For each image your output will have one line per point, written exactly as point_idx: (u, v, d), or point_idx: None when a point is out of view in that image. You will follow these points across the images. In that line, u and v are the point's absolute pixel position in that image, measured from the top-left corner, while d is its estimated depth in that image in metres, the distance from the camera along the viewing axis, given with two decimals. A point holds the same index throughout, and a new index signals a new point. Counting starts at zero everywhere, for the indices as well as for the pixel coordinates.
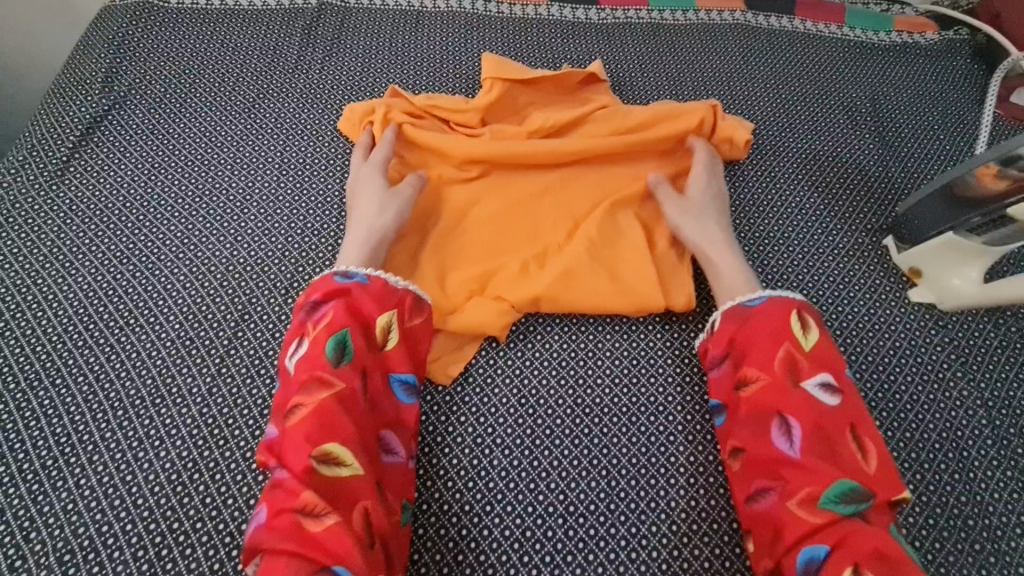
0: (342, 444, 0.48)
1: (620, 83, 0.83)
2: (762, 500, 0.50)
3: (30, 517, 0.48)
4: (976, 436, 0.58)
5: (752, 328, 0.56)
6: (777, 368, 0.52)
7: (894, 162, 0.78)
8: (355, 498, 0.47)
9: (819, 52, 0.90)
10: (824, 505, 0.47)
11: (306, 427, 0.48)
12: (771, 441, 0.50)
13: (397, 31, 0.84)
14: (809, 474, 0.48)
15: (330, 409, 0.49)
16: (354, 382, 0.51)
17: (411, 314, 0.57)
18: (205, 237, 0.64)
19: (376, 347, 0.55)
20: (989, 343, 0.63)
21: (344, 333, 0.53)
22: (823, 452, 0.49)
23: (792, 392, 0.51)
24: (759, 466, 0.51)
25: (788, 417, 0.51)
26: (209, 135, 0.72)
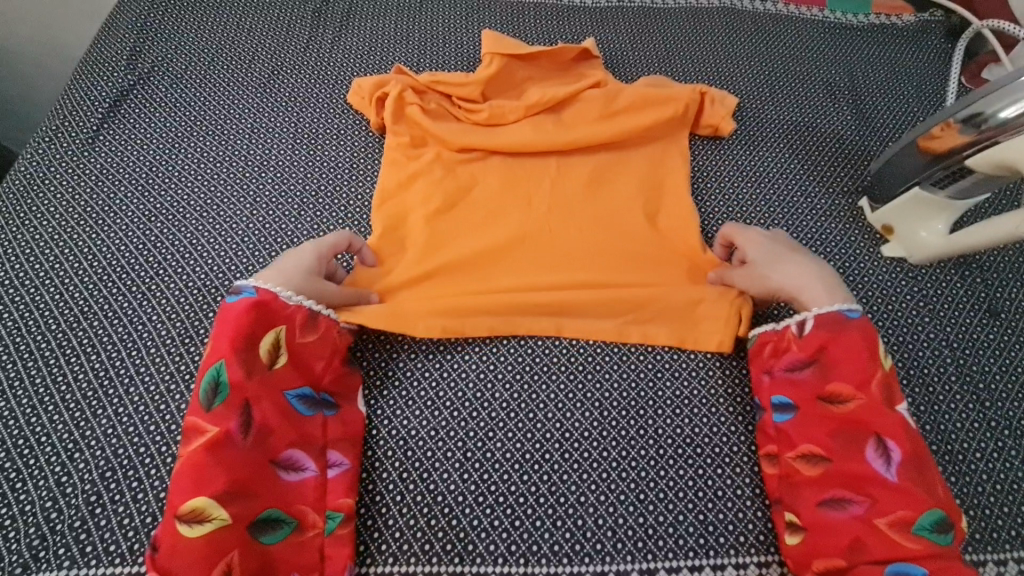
0: (208, 498, 0.47)
1: (612, 61, 0.88)
2: (843, 511, 0.50)
3: (73, 439, 0.53)
4: (942, 373, 0.63)
5: (847, 344, 0.55)
6: (875, 392, 0.53)
7: (870, 131, 0.83)
8: (224, 550, 0.47)
9: (801, 33, 0.95)
10: (918, 530, 0.48)
11: (183, 474, 0.48)
12: (865, 459, 0.51)
13: (402, 14, 0.89)
14: (903, 498, 0.49)
15: (201, 455, 0.49)
16: (227, 421, 0.50)
17: (301, 330, 0.56)
18: (227, 198, 0.69)
19: (259, 371, 0.53)
20: (956, 291, 0.68)
21: (216, 368, 0.52)
22: (918, 476, 0.50)
23: (888, 415, 0.52)
24: (843, 478, 0.51)
25: (884, 439, 0.51)
26: (229, 108, 0.77)
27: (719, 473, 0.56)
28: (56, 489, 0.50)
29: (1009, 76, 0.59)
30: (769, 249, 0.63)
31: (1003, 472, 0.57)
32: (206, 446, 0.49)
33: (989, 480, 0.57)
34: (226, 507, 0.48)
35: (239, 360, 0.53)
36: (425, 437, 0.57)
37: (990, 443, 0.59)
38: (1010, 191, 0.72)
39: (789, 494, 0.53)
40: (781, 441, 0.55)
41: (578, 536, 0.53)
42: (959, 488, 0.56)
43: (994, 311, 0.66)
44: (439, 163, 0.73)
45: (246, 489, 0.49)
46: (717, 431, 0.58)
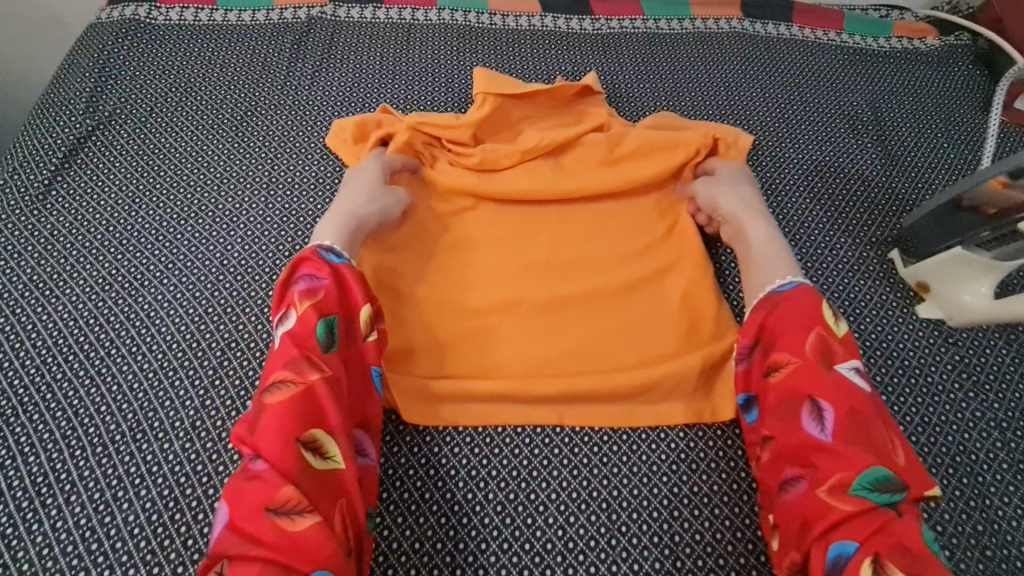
0: (332, 434, 0.46)
1: (616, 95, 0.82)
2: (794, 491, 0.47)
3: (4, 563, 0.46)
4: (991, 460, 0.56)
5: (784, 312, 0.53)
6: (809, 353, 0.50)
7: (898, 171, 0.76)
8: (336, 493, 0.45)
9: (818, 59, 0.88)
10: (856, 492, 0.44)
11: (296, 407, 0.45)
12: (800, 425, 0.48)
13: (389, 45, 0.83)
14: (840, 460, 0.45)
15: (320, 394, 0.47)
16: (341, 370, 0.50)
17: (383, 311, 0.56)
18: (190, 262, 0.62)
19: (355, 337, 0.53)
20: (1002, 360, 0.61)
21: (333, 316, 0.51)
22: (856, 437, 0.46)
23: (825, 375, 0.48)
24: (788, 455, 0.48)
25: (820, 401, 0.48)
26: (196, 156, 0.71)
27: None
28: None
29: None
30: (726, 175, 0.68)
31: None
32: (328, 384, 0.48)
33: None
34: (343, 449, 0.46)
35: (347, 319, 0.53)
36: (408, 550, 0.50)
37: None
38: None
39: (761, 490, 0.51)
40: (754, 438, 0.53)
41: None
42: None
43: None
44: (423, 217, 0.67)
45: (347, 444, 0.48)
46: (739, 535, 0.52)
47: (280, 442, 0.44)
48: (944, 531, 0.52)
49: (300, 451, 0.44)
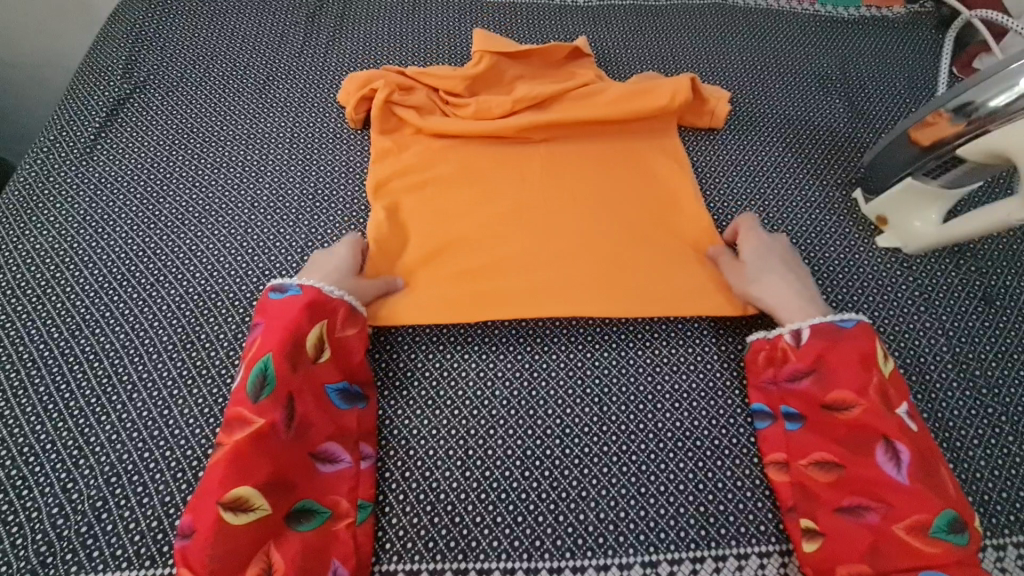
0: (252, 487, 0.48)
1: (606, 59, 0.89)
2: (860, 517, 0.50)
3: (78, 446, 0.53)
4: (938, 361, 0.63)
5: (844, 349, 0.56)
6: (874, 396, 0.53)
7: (862, 123, 0.83)
8: (261, 541, 0.48)
9: (792, 27, 0.96)
10: (935, 534, 0.48)
11: (221, 469, 0.49)
12: (873, 461, 0.51)
13: (395, 17, 0.90)
14: (916, 502, 0.49)
15: (248, 447, 0.50)
16: (273, 413, 0.51)
17: (345, 323, 0.58)
18: (225, 204, 0.69)
19: (304, 363, 0.54)
20: (950, 280, 0.68)
21: (264, 359, 0.53)
22: (927, 480, 0.50)
23: (890, 417, 0.52)
24: (858, 486, 0.51)
25: (895, 443, 0.51)
26: (224, 114, 0.78)
27: (719, 465, 0.57)
28: (62, 496, 0.51)
29: (996, 65, 0.60)
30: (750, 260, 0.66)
31: (999, 457, 0.58)
32: (253, 437, 0.50)
33: (987, 466, 0.57)
34: (268, 498, 0.49)
35: (284, 354, 0.53)
36: (425, 435, 0.58)
37: (987, 430, 0.59)
38: (1002, 179, 0.72)
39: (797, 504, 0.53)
40: (788, 447, 0.55)
41: (580, 530, 0.53)
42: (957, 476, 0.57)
43: (989, 299, 0.67)
44: (427, 154, 0.74)
45: (287, 480, 0.50)
46: (714, 423, 0.59)
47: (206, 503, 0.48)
48: None
49: (223, 510, 0.47)
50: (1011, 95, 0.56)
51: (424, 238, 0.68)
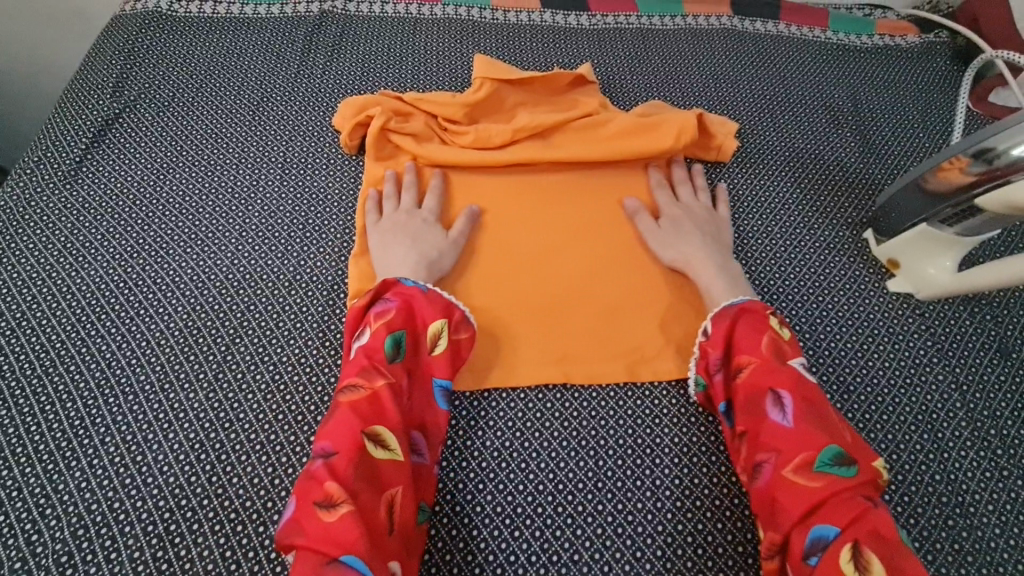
0: (388, 427, 0.51)
1: (611, 85, 0.87)
2: (760, 477, 0.51)
3: (45, 494, 0.50)
4: (951, 418, 0.60)
5: (738, 322, 0.58)
6: (767, 354, 0.56)
7: (874, 158, 0.81)
8: (388, 482, 0.49)
9: (803, 55, 0.93)
10: (820, 469, 0.49)
11: (359, 410, 0.51)
12: (766, 416, 0.53)
13: (396, 38, 0.88)
14: (803, 443, 0.50)
15: (381, 397, 0.52)
16: (399, 376, 0.55)
17: (457, 328, 0.59)
18: (211, 232, 0.67)
19: (422, 351, 0.58)
20: (964, 329, 0.65)
21: (399, 332, 0.56)
22: (812, 422, 0.51)
23: (781, 370, 0.54)
24: (756, 444, 0.52)
25: (781, 393, 0.53)
26: (216, 136, 0.75)
27: (718, 527, 0.54)
28: (24, 550, 0.48)
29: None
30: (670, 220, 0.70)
31: (1017, 526, 0.54)
32: (386, 391, 0.53)
33: (1003, 534, 0.54)
34: (399, 444, 0.51)
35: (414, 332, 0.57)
36: None
37: (1004, 494, 0.56)
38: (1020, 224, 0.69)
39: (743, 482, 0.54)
40: (731, 434, 0.56)
41: None
42: (972, 545, 0.53)
43: (1005, 351, 0.64)
44: (423, 185, 0.72)
45: (407, 436, 0.52)
46: (714, 481, 0.57)
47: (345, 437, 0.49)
48: (901, 480, 0.56)
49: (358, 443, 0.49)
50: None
51: None
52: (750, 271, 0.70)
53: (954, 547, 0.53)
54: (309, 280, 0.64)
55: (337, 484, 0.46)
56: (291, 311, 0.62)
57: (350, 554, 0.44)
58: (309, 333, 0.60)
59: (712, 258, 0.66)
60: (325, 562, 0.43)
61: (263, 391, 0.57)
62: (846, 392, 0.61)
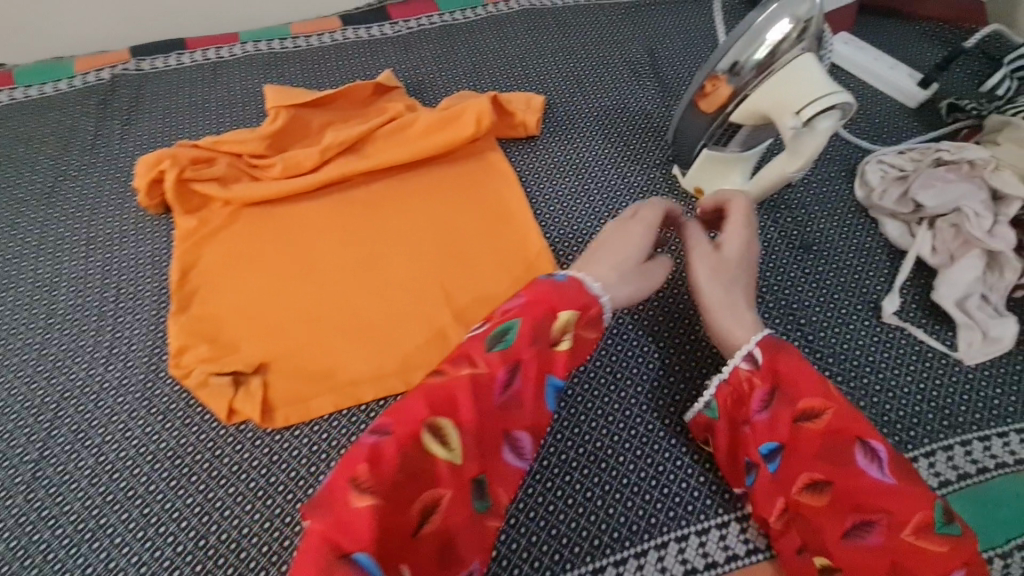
0: (455, 424, 0.44)
1: (420, 86, 0.88)
2: (863, 537, 0.47)
3: None
4: (766, 319, 0.64)
5: (790, 361, 0.52)
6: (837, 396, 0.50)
7: (673, 102, 0.86)
8: (439, 485, 0.43)
9: (600, 17, 0.98)
10: (940, 530, 0.44)
11: (430, 394, 0.45)
12: (858, 470, 0.47)
13: (197, 88, 0.87)
14: (911, 500, 0.45)
15: (461, 388, 0.46)
16: (498, 369, 0.48)
17: (586, 326, 0.53)
18: (13, 327, 0.63)
19: (541, 339, 0.50)
20: (769, 235, 0.70)
21: (512, 321, 0.49)
22: (907, 472, 0.47)
23: (855, 415, 0.49)
24: (849, 501, 0.47)
25: (873, 441, 0.47)
26: (8, 226, 0.71)
27: (566, 480, 0.58)
28: None
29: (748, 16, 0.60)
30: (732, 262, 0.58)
31: None
32: (473, 382, 0.46)
33: None
34: (460, 445, 0.44)
35: (531, 326, 0.49)
36: (257, 531, 0.53)
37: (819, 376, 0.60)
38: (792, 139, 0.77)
39: (816, 535, 0.49)
40: (780, 486, 0.51)
41: None
42: None
43: (806, 246, 0.69)
44: (237, 227, 0.71)
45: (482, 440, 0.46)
46: (579, 432, 0.60)
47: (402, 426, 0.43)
48: None
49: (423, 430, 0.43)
50: (769, 46, 0.57)
51: (241, 318, 0.64)
52: (575, 233, 0.73)
53: None
54: (126, 349, 0.62)
55: (386, 470, 0.41)
56: (110, 386, 0.59)
57: (365, 553, 0.37)
58: (132, 405, 0.58)
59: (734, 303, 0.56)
60: (336, 561, 0.36)
61: (89, 477, 0.55)
62: (664, 327, 0.66)
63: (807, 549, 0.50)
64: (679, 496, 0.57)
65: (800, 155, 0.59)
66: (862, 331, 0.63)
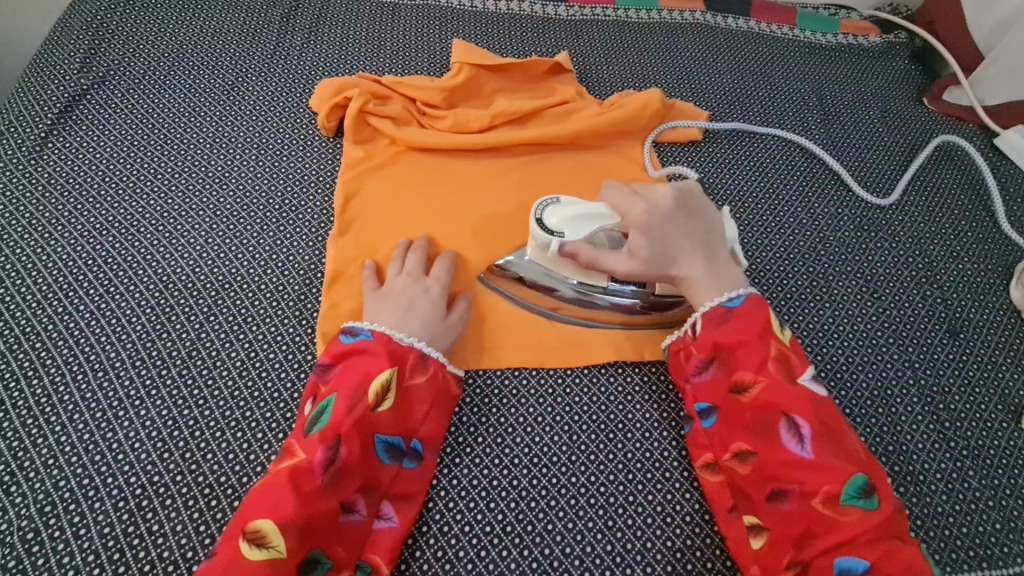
0: (275, 523, 0.46)
1: (588, 75, 0.88)
2: (783, 501, 0.51)
3: (12, 471, 0.50)
4: (904, 394, 0.63)
5: (740, 331, 0.56)
6: (773, 369, 0.54)
7: (835, 151, 0.85)
8: None
9: (773, 51, 0.96)
10: (845, 500, 0.49)
11: (256, 499, 0.48)
12: (782, 443, 0.51)
13: (374, 22, 0.86)
14: (825, 471, 0.50)
15: (283, 483, 0.48)
16: (315, 452, 0.50)
17: (411, 372, 0.55)
18: (185, 211, 0.66)
19: (359, 409, 0.51)
20: (916, 312, 0.69)
21: (327, 400, 0.52)
22: (831, 447, 0.51)
23: (791, 388, 0.53)
24: (768, 470, 0.51)
25: (795, 416, 0.52)
26: (189, 115, 0.74)
27: (686, 497, 0.57)
28: None
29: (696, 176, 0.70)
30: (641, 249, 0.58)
31: (961, 492, 0.58)
32: (293, 472, 0.49)
33: (949, 500, 0.58)
34: (286, 537, 0.46)
35: (348, 398, 0.52)
36: None
37: (950, 464, 0.60)
38: (943, 231, 0.77)
39: (734, 496, 0.54)
40: (712, 446, 0.55)
41: (546, 566, 0.53)
42: (920, 509, 0.57)
43: (954, 331, 0.68)
44: (399, 166, 0.72)
45: (314, 525, 0.47)
46: None
47: (227, 537, 0.46)
48: None
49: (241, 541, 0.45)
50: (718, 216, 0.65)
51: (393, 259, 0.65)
52: None
53: (904, 512, 0.57)
54: (286, 259, 0.64)
55: None
56: (267, 290, 0.62)
57: None
58: (285, 312, 0.61)
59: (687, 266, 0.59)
60: None
61: (238, 368, 0.57)
62: None
63: (730, 507, 0.54)
64: None
65: (637, 258, 0.59)
66: (1000, 432, 0.62)
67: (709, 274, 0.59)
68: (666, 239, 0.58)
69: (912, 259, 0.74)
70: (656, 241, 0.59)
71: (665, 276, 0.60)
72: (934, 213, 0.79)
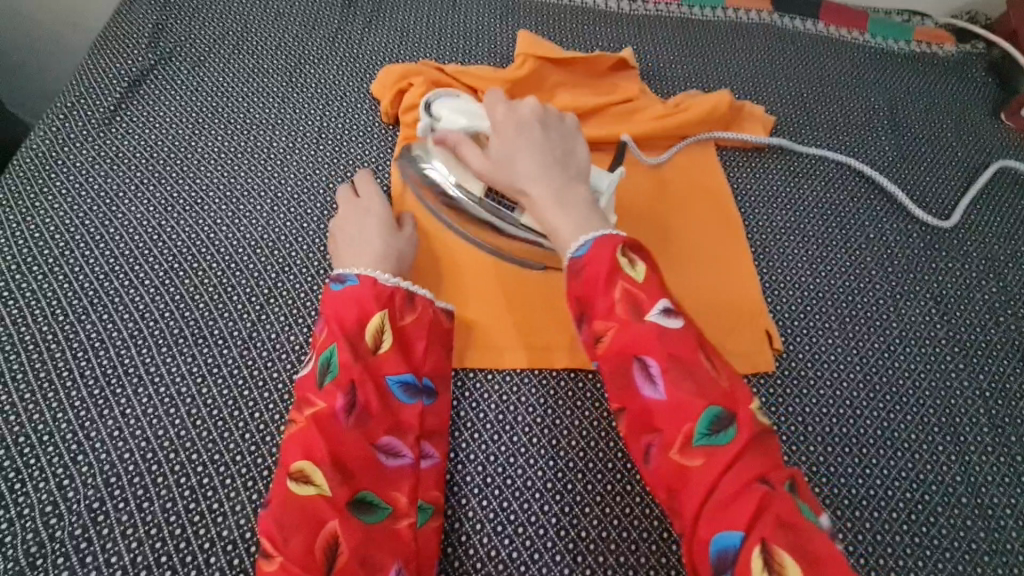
0: (316, 461, 0.46)
1: (650, 72, 0.86)
2: (649, 457, 0.46)
3: (78, 440, 0.51)
4: (974, 423, 0.61)
5: (589, 277, 0.49)
6: (620, 310, 0.47)
7: (906, 165, 0.81)
8: (332, 515, 0.45)
9: (843, 56, 0.93)
10: (699, 441, 0.43)
11: (292, 444, 0.48)
12: (635, 391, 0.46)
13: (436, 9, 0.85)
14: (682, 415, 0.44)
15: (310, 427, 0.48)
16: (333, 397, 0.49)
17: (402, 313, 0.56)
18: (247, 192, 0.66)
19: (364, 354, 0.52)
20: (990, 338, 0.66)
21: (328, 348, 0.52)
22: (686, 386, 0.45)
23: (639, 329, 0.46)
24: (638, 424, 0.46)
25: (644, 358, 0.46)
26: (251, 94, 0.74)
27: None
28: (58, 493, 0.49)
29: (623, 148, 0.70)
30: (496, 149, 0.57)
31: None
32: (314, 418, 0.48)
33: (1018, 537, 0.55)
34: (330, 476, 0.46)
35: (350, 344, 0.52)
36: (463, 459, 0.55)
37: (1022, 500, 0.57)
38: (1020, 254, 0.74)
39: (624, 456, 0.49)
40: None
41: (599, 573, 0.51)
42: (988, 545, 0.55)
43: None
44: None
45: (355, 462, 0.48)
46: None
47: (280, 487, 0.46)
48: (924, 479, 0.57)
49: (289, 482, 0.46)
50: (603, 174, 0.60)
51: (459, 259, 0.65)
52: (782, 267, 0.70)
53: (971, 546, 0.54)
54: None
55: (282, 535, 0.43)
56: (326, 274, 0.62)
57: None
58: None
59: (539, 168, 0.55)
60: None
61: (297, 351, 0.58)
62: (863, 388, 0.62)
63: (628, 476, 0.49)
64: (896, 564, 0.53)
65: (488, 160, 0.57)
66: None
67: (554, 187, 0.54)
68: (524, 141, 0.56)
69: (986, 282, 0.71)
70: (501, 154, 0.57)
71: (518, 193, 0.56)
72: (1011, 235, 0.75)
